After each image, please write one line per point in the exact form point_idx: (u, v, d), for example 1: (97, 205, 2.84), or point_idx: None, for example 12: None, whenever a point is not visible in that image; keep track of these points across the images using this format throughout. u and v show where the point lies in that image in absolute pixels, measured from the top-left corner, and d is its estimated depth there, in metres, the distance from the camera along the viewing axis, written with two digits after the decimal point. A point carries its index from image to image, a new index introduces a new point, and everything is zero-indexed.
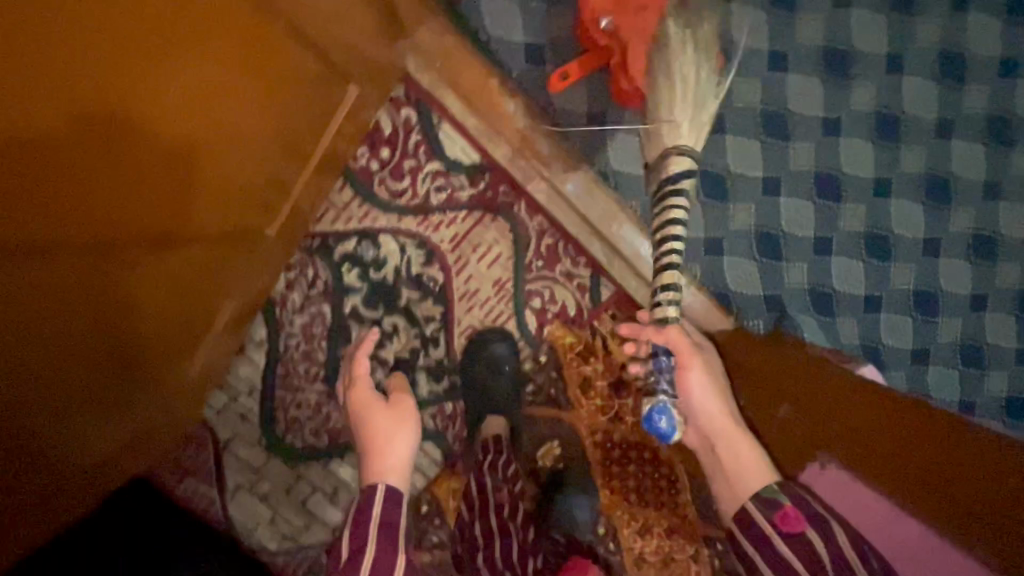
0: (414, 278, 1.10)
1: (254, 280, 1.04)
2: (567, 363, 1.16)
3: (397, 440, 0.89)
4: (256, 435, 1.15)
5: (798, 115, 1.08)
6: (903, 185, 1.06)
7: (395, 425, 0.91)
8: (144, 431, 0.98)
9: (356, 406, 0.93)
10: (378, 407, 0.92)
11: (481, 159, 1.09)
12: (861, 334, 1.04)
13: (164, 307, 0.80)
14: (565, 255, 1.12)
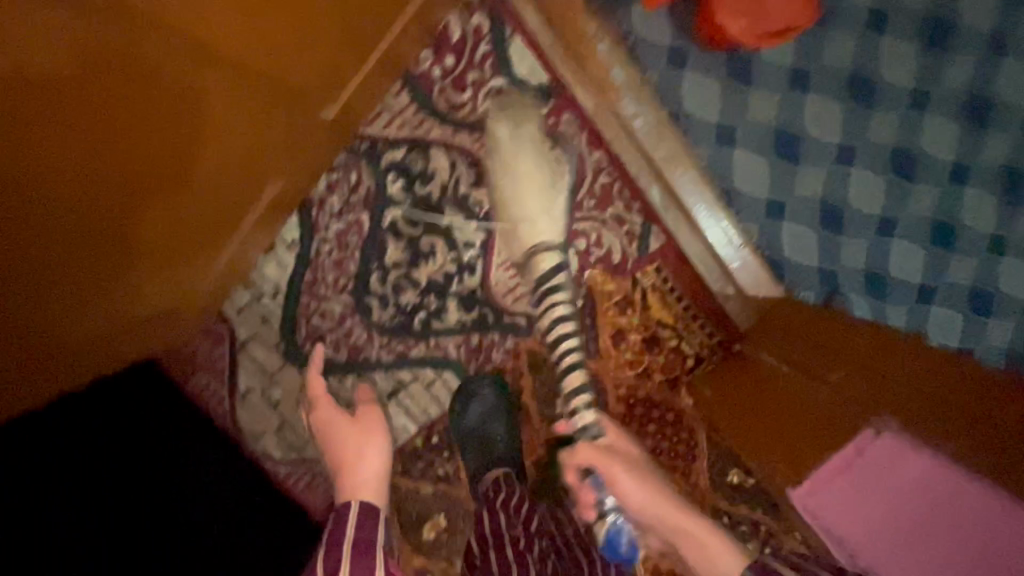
0: (460, 199, 1.06)
1: (298, 169, 0.99)
2: (602, 311, 1.13)
3: (360, 451, 0.98)
4: (275, 339, 1.12)
5: (891, 82, 0.88)
6: (936, 171, 0.83)
7: (356, 436, 0.99)
8: (172, 312, 0.98)
9: (317, 423, 1.02)
10: (339, 423, 1.01)
11: (549, 83, 1.04)
12: (915, 318, 0.81)
13: (158, 256, 0.84)
14: (619, 198, 1.08)
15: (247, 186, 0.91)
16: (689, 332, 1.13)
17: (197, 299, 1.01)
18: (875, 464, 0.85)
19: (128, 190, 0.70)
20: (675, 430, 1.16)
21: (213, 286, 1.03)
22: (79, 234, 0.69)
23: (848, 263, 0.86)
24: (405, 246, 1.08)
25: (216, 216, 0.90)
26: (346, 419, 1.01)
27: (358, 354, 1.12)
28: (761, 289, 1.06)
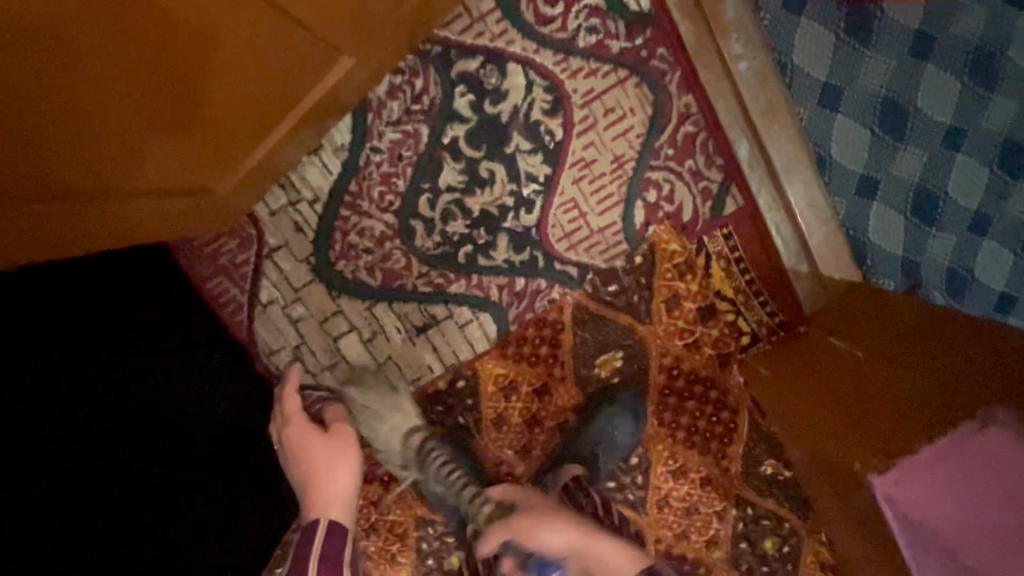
0: (531, 126, 0.96)
1: (369, 61, 0.88)
2: (661, 272, 1.04)
3: (331, 472, 0.91)
4: (306, 252, 1.03)
5: None
6: (980, 146, 0.77)
7: (329, 459, 0.92)
8: (203, 209, 0.91)
9: (287, 437, 0.93)
10: (312, 439, 0.93)
11: (650, 10, 0.94)
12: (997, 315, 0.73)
13: (184, 153, 0.74)
14: (702, 151, 0.99)
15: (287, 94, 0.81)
16: (748, 309, 1.05)
17: (230, 190, 0.92)
18: (980, 460, 0.65)
19: (151, 95, 0.60)
20: (714, 410, 1.09)
21: (247, 181, 0.93)
22: (107, 113, 0.58)
23: (931, 254, 0.81)
24: (463, 169, 0.98)
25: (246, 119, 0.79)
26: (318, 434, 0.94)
27: (393, 280, 1.04)
28: (832, 267, 0.99)
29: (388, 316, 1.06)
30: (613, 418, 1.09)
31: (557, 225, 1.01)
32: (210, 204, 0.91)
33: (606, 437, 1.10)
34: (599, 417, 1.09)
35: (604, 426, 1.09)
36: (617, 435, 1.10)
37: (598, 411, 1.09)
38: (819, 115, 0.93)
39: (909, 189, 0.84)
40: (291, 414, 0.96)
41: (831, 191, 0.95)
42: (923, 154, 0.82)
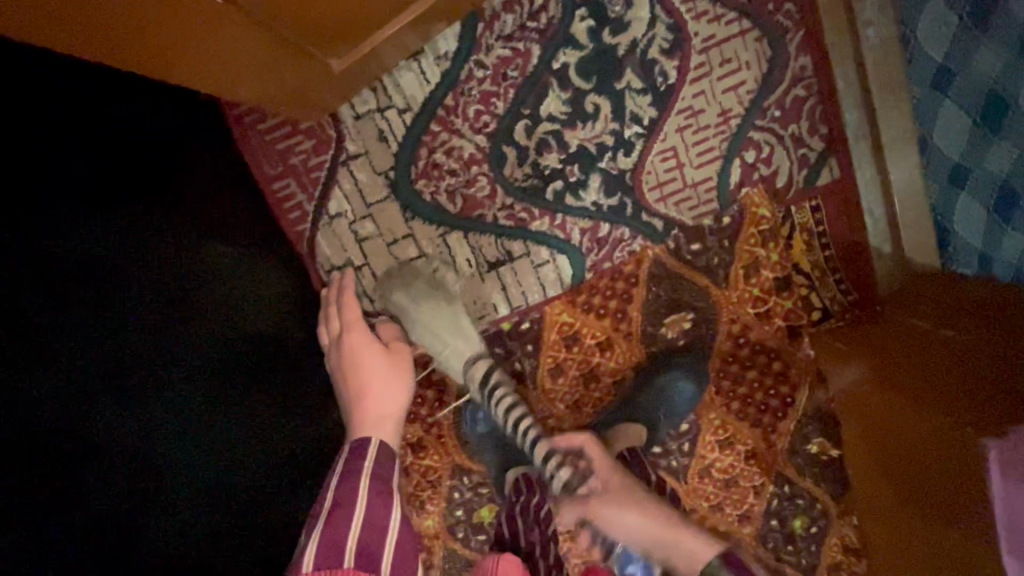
0: (646, 64, 0.93)
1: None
2: (744, 237, 1.03)
3: (387, 391, 0.86)
4: (386, 165, 0.96)
5: None
6: None
7: (386, 379, 0.87)
8: (303, 77, 0.81)
9: (344, 353, 0.90)
10: (372, 358, 0.89)
11: None
12: None
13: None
14: (807, 118, 0.98)
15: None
16: (822, 284, 1.05)
17: (339, 65, 0.84)
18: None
19: None
20: (774, 381, 1.08)
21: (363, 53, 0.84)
22: None
23: (1006, 254, 0.82)
24: (568, 99, 0.94)
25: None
26: (382, 355, 0.90)
27: (473, 210, 0.98)
28: (920, 256, 0.98)
29: (460, 248, 1.00)
30: (679, 382, 1.07)
31: (652, 174, 0.98)
32: (314, 72, 0.82)
33: (667, 400, 1.07)
34: (662, 378, 1.06)
35: (665, 389, 1.06)
36: (677, 399, 1.07)
37: (662, 372, 1.06)
38: (932, 95, 0.89)
39: (993, 184, 0.81)
40: (353, 331, 0.91)
41: (926, 170, 0.94)
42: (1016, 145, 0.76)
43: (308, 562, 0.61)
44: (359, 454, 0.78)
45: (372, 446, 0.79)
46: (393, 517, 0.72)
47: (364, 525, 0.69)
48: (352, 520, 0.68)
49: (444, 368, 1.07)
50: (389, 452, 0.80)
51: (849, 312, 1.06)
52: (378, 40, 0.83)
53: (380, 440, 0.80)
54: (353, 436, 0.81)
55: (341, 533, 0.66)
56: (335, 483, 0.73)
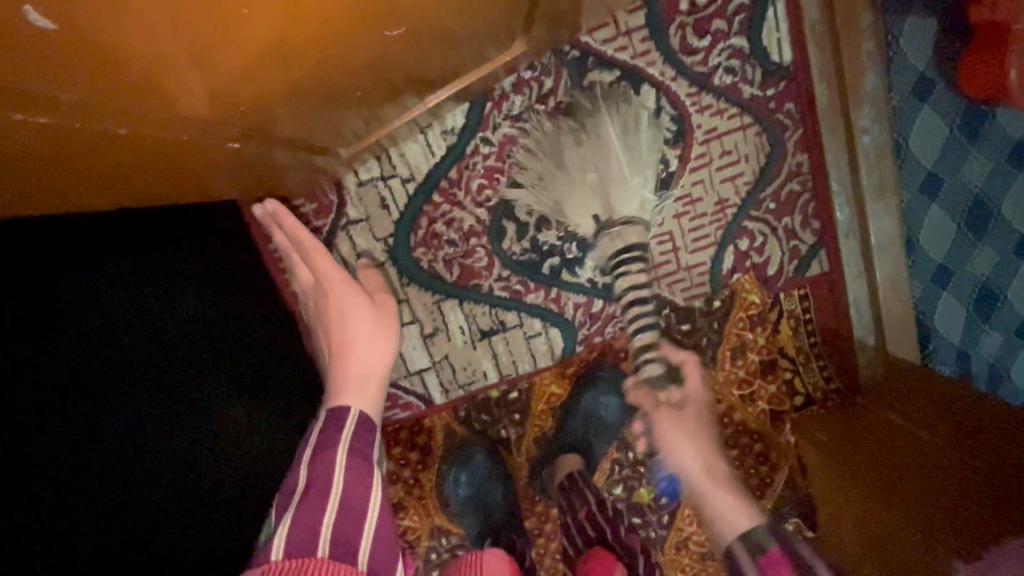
0: (648, 151, 0.95)
1: (505, 50, 0.83)
2: (733, 319, 1.05)
3: (371, 347, 0.78)
4: (385, 232, 0.96)
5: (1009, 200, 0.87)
6: (960, 282, 0.93)
7: (371, 337, 0.79)
8: (303, 159, 0.82)
9: (332, 301, 0.83)
10: (355, 310, 0.81)
11: (791, 64, 0.92)
12: (999, 355, 0.91)
13: (243, 151, 0.70)
14: (801, 212, 1.00)
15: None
16: (807, 370, 1.07)
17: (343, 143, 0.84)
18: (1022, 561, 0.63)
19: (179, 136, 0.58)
20: (755, 460, 1.09)
21: (380, 121, 0.84)
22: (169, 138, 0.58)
23: (983, 348, 0.92)
24: None
25: (403, 31, 0.61)
26: (369, 311, 0.81)
27: (470, 279, 0.99)
28: (899, 346, 1.01)
29: (455, 315, 1.01)
30: (603, 398, 1.04)
31: (648, 259, 1.00)
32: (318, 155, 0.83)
33: (593, 416, 1.05)
34: (586, 395, 1.04)
35: (591, 405, 1.04)
36: (606, 417, 1.05)
37: (587, 389, 1.04)
38: (919, 200, 0.95)
39: (977, 286, 0.91)
40: (335, 285, 0.84)
41: (913, 271, 0.99)
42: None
43: (279, 550, 0.52)
44: (337, 425, 0.67)
45: (352, 417, 0.68)
46: (374, 507, 0.61)
47: (339, 517, 0.57)
48: (327, 504, 0.57)
49: (430, 431, 1.07)
50: (372, 423, 0.70)
51: (832, 399, 1.08)
52: (386, 120, 0.84)
53: (361, 410, 0.70)
54: (330, 404, 0.70)
55: (318, 514, 0.56)
56: (309, 455, 0.63)
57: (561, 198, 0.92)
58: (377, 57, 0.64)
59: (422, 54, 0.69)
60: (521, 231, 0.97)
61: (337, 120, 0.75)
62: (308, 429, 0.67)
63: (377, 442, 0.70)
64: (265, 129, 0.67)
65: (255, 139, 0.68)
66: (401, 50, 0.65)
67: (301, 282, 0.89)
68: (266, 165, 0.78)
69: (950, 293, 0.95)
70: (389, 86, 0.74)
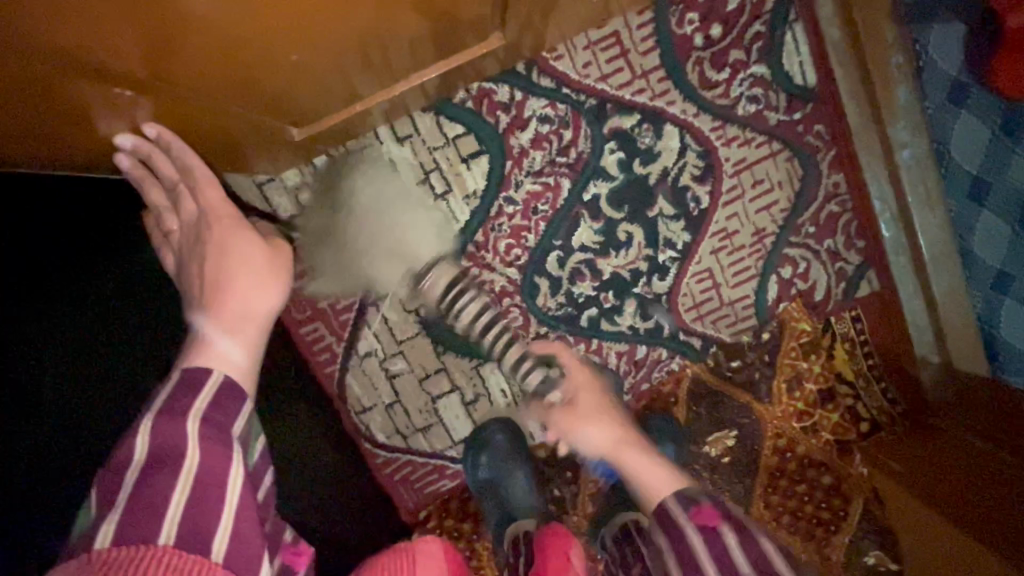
0: (678, 191, 0.91)
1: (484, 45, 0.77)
2: (785, 350, 1.00)
3: (252, 293, 0.67)
4: (416, 302, 0.93)
5: None
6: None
7: (255, 284, 0.68)
8: (265, 136, 0.76)
9: (212, 238, 0.70)
10: (241, 250, 0.69)
11: (815, 86, 0.89)
12: None
13: (207, 120, 0.66)
14: (842, 233, 0.96)
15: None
16: (868, 393, 1.02)
17: (308, 123, 0.77)
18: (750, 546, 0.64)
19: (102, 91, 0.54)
20: (827, 494, 1.02)
21: (356, 95, 0.75)
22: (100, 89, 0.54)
23: None
24: (600, 229, 0.92)
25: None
26: (260, 248, 0.71)
27: (506, 340, 0.96)
28: (967, 363, 0.95)
29: (495, 378, 0.97)
30: (659, 446, 0.96)
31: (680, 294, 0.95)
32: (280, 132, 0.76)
33: None
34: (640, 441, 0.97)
35: None
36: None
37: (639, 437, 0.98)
38: (968, 206, 0.90)
39: None
40: (219, 221, 0.70)
41: (970, 281, 0.93)
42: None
43: (106, 536, 0.44)
44: (191, 388, 0.55)
45: (212, 382, 0.56)
46: (233, 493, 0.51)
47: (192, 494, 0.48)
48: (176, 485, 0.48)
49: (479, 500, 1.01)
50: (239, 391, 0.57)
51: (899, 423, 1.03)
52: (372, 84, 0.75)
53: (226, 375, 0.58)
54: (190, 364, 0.57)
55: (163, 495, 0.47)
56: (149, 423, 0.51)
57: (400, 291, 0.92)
58: (315, 11, 0.52)
59: (381, 14, 0.59)
60: (556, 287, 0.94)
61: (294, 99, 0.68)
62: (155, 390, 0.55)
63: (246, 415, 0.57)
64: (211, 83, 0.58)
65: (208, 113, 0.64)
66: (361, 12, 0.56)
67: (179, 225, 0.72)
68: (230, 126, 0.69)
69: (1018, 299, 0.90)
70: (353, 52, 0.64)
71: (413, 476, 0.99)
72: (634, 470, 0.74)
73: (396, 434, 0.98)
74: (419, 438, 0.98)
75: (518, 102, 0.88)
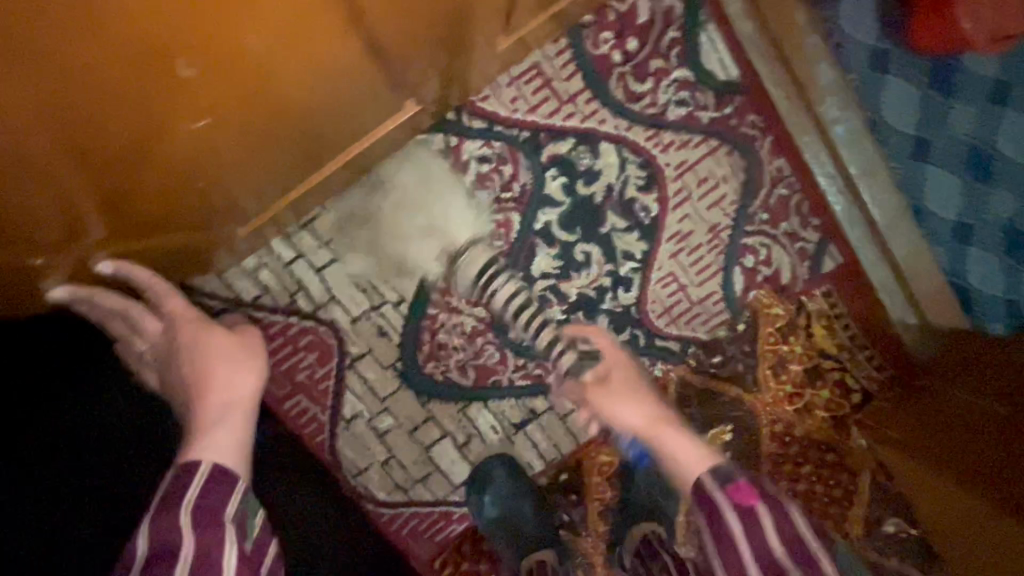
0: (626, 204, 0.92)
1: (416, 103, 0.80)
2: (763, 337, 1.00)
3: (231, 379, 0.71)
4: (392, 357, 0.94)
5: (1006, 159, 0.89)
6: (988, 233, 0.90)
7: (232, 366, 0.72)
8: (200, 246, 0.79)
9: (181, 340, 0.74)
10: (213, 342, 0.75)
11: (740, 79, 0.90)
12: None
13: (144, 242, 0.69)
14: (796, 214, 0.96)
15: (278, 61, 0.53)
16: (855, 364, 1.02)
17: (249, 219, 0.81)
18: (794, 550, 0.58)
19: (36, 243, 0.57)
20: (832, 471, 1.02)
21: (285, 185, 0.79)
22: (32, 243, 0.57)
23: None
24: (557, 254, 0.93)
25: (237, 110, 0.56)
26: (226, 337, 0.76)
27: (487, 377, 0.96)
28: (942, 318, 0.96)
29: (483, 417, 0.98)
30: None
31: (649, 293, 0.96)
32: (219, 235, 0.79)
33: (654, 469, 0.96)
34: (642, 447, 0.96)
35: (651, 455, 0.96)
36: None
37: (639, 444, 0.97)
38: (915, 165, 0.93)
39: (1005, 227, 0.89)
40: (185, 325, 0.76)
41: (930, 239, 0.95)
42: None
43: None
44: (188, 477, 0.58)
45: (203, 472, 0.58)
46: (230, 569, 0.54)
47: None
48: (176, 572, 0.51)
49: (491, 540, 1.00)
50: (228, 476, 0.59)
51: (892, 388, 1.02)
52: (304, 174, 0.79)
53: (215, 462, 0.59)
54: (182, 457, 0.60)
55: None
56: (148, 525, 0.54)
57: (373, 346, 0.94)
58: (226, 125, 0.57)
59: (290, 116, 0.63)
60: (526, 318, 0.95)
61: (228, 201, 0.72)
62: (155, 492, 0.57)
63: (237, 496, 0.59)
64: (142, 217, 0.64)
65: (146, 232, 0.68)
66: (260, 128, 0.61)
67: (146, 340, 0.77)
68: (178, 244, 0.75)
69: (983, 246, 0.91)
70: (264, 161, 0.69)
71: (421, 528, 0.99)
72: (668, 451, 0.72)
73: (397, 489, 0.98)
74: (420, 489, 0.99)
75: (455, 148, 0.90)
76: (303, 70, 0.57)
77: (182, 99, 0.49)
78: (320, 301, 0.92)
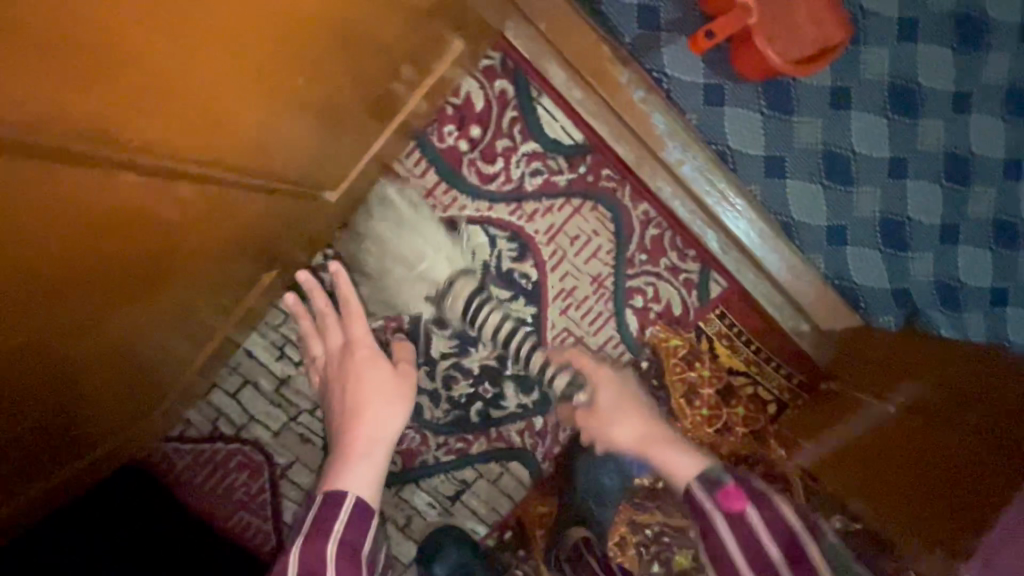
0: (505, 276, 0.98)
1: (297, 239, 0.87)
2: (669, 369, 1.04)
3: (381, 416, 0.82)
4: (318, 459, 0.99)
5: (863, 154, 0.90)
6: (861, 232, 0.89)
7: (383, 396, 0.84)
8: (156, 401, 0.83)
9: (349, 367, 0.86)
10: (372, 374, 0.85)
11: (584, 140, 0.98)
12: (936, 270, 0.87)
13: (117, 403, 0.73)
14: (671, 249, 1.01)
15: (207, 219, 0.60)
16: (766, 377, 1.05)
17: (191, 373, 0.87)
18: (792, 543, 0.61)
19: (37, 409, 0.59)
20: None
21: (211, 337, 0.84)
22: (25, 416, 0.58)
23: (918, 275, 0.87)
24: (451, 334, 0.99)
25: (196, 250, 0.62)
26: (387, 372, 0.86)
27: (414, 459, 1.02)
28: (832, 320, 0.98)
29: (418, 496, 1.03)
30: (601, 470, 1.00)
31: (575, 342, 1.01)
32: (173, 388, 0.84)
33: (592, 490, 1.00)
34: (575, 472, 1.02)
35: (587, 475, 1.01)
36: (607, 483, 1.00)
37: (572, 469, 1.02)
38: (771, 183, 0.90)
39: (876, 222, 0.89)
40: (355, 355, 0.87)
41: (804, 252, 0.92)
42: (1001, 121, 0.89)
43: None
44: (334, 509, 0.69)
45: (349, 499, 0.70)
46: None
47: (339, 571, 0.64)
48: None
49: None
50: (367, 511, 0.71)
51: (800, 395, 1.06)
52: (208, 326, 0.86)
53: (357, 494, 0.71)
54: (330, 485, 0.72)
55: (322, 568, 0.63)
56: (299, 541, 0.65)
57: (298, 454, 0.99)
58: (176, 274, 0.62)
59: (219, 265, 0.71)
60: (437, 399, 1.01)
61: (176, 351, 0.77)
62: (307, 508, 0.70)
63: (371, 532, 0.70)
64: (121, 371, 0.67)
65: (124, 384, 0.71)
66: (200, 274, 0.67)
67: (321, 346, 0.92)
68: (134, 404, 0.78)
69: (861, 245, 0.90)
70: (200, 306, 0.73)
71: None
72: (661, 463, 0.73)
73: None
74: None
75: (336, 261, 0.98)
76: (237, 217, 0.66)
77: (152, 243, 0.54)
78: (242, 422, 0.98)
